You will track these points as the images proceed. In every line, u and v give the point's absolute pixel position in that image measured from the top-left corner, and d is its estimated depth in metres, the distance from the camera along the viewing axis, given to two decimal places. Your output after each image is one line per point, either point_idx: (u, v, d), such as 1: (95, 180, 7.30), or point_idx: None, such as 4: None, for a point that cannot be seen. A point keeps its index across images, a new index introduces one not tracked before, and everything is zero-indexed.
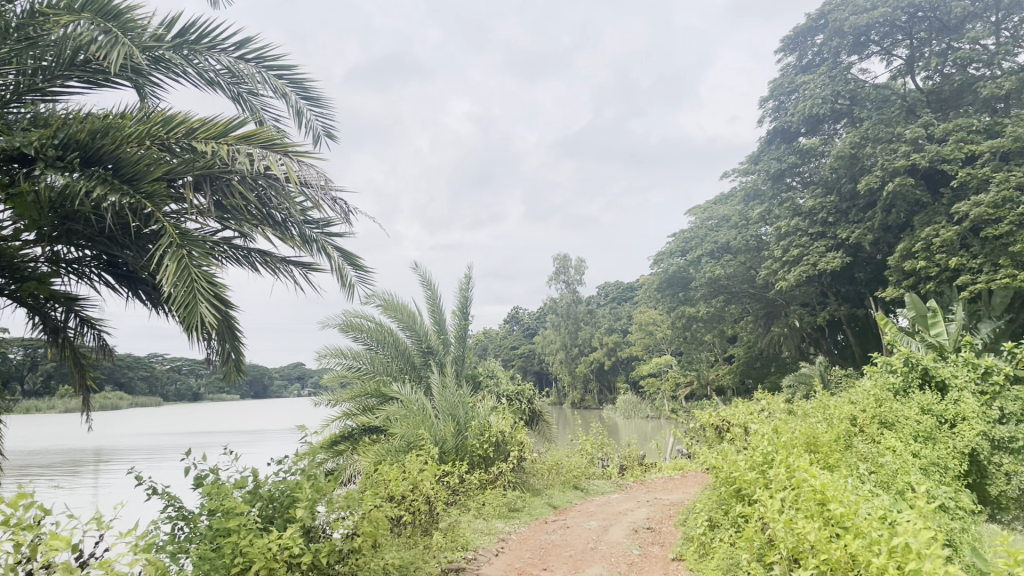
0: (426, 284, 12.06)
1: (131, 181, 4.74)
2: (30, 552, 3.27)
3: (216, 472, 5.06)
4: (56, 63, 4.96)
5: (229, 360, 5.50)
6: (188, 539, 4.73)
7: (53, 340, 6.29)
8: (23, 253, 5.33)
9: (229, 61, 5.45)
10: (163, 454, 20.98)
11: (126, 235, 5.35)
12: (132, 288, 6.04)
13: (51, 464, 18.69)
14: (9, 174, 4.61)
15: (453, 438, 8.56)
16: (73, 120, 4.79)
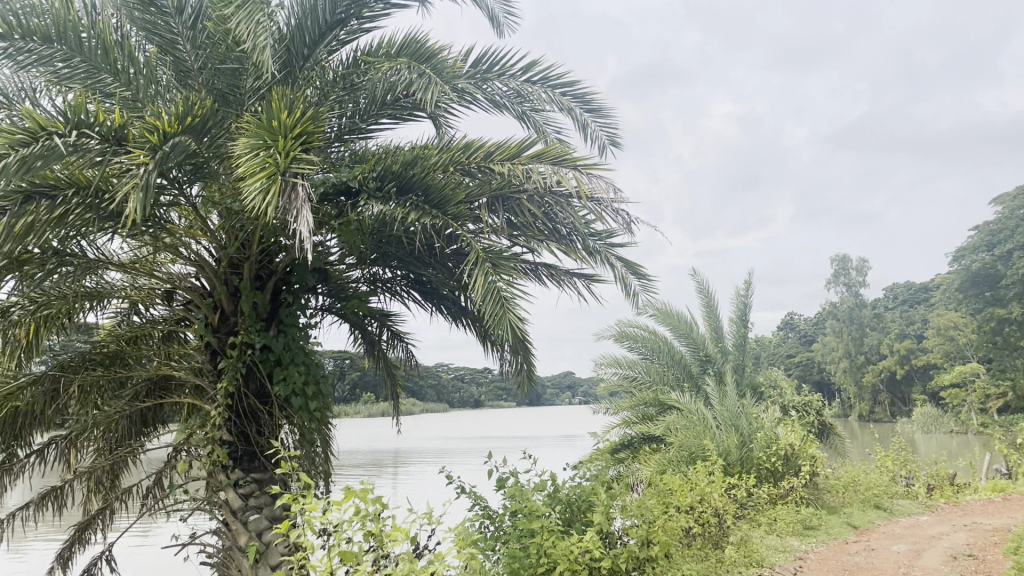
0: (702, 291, 11.88)
1: (438, 205, 5.08)
2: (377, 541, 3.75)
3: (517, 475, 5.34)
4: (371, 104, 5.49)
5: (524, 371, 5.79)
6: (496, 538, 5.05)
7: (371, 352, 7.01)
8: (346, 275, 6.04)
9: (517, 83, 5.74)
10: (450, 460, 22.61)
11: (432, 255, 5.81)
12: (435, 303, 6.53)
13: (359, 466, 20.94)
14: (337, 208, 5.29)
15: (737, 450, 8.41)
16: (388, 155, 5.36)
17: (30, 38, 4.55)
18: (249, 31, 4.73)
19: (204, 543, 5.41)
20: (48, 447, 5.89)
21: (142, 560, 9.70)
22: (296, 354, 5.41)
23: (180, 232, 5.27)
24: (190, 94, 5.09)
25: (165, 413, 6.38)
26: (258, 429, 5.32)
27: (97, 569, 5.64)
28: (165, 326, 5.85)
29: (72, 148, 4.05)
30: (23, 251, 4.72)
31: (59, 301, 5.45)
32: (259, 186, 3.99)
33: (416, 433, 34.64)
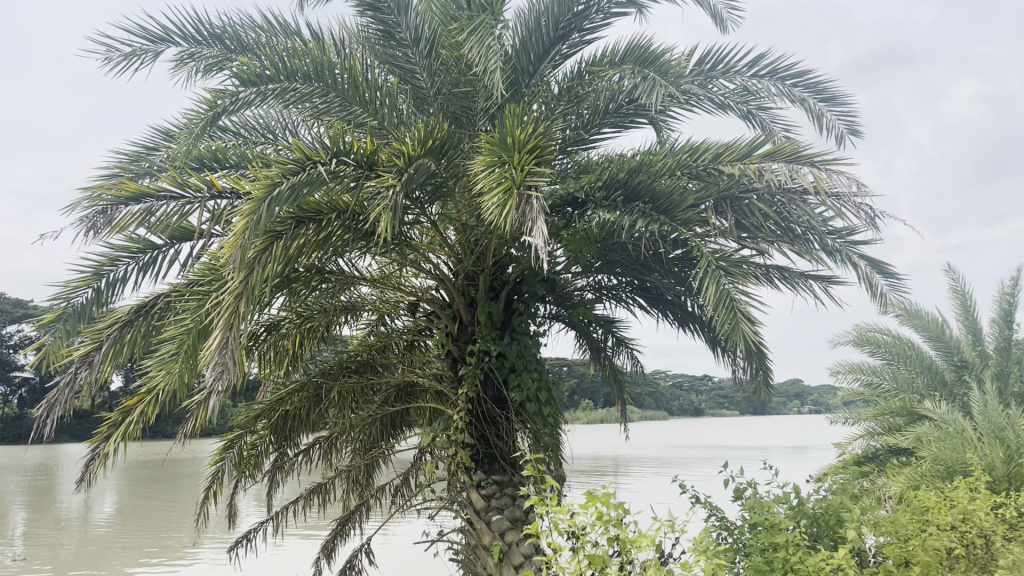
0: (955, 290, 10.83)
1: (666, 211, 4.97)
2: (621, 547, 3.74)
3: (756, 486, 5.12)
4: (594, 113, 5.56)
5: (759, 377, 5.54)
6: (737, 550, 4.87)
7: (598, 359, 7.08)
8: (572, 283, 6.10)
9: (743, 80, 5.58)
10: (673, 471, 22.25)
11: (658, 262, 5.68)
12: (661, 310, 6.41)
13: (582, 474, 21.20)
14: (564, 217, 5.38)
15: (1005, 465, 7.57)
16: (613, 163, 5.38)
17: (295, 78, 5.07)
18: (480, 53, 4.92)
19: (451, 540, 5.74)
20: (313, 446, 6.54)
21: (391, 556, 10.44)
22: (529, 361, 5.59)
23: (421, 247, 5.63)
24: (428, 118, 5.44)
25: (409, 416, 6.85)
26: (497, 433, 5.57)
27: (358, 559, 6.15)
28: (408, 336, 6.43)
29: (333, 174, 4.44)
30: (292, 271, 5.32)
31: (320, 314, 6.06)
32: (497, 202, 4.07)
33: (635, 443, 34.49)
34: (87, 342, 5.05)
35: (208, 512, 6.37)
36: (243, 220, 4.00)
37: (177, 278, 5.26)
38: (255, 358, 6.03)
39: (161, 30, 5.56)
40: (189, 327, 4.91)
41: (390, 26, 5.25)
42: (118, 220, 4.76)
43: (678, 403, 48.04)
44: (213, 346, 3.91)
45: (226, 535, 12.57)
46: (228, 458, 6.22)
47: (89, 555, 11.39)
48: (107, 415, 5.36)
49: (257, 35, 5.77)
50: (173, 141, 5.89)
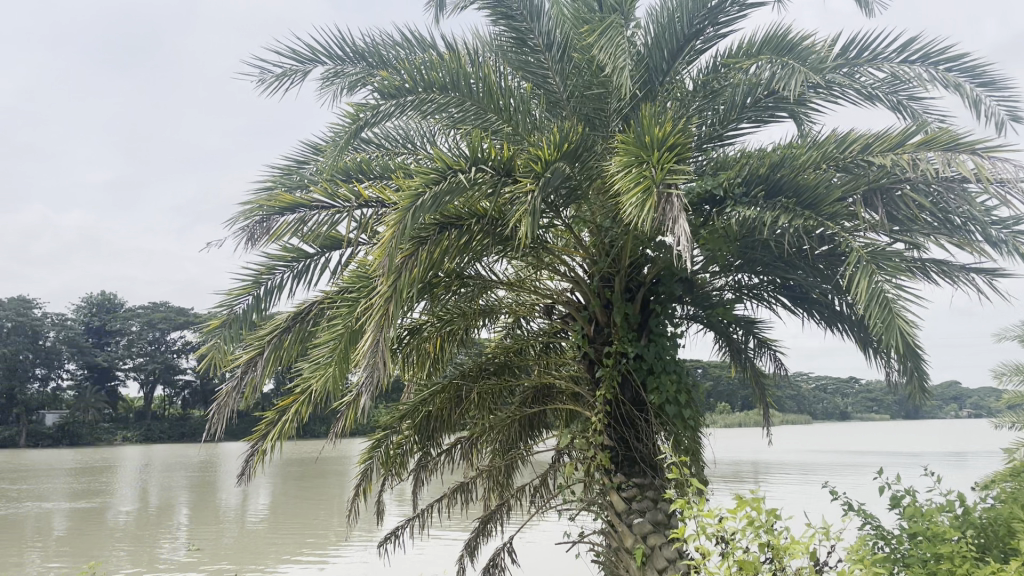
0: None
1: (812, 206, 4.73)
2: (774, 553, 3.60)
3: (915, 494, 4.83)
4: (730, 108, 5.40)
5: (915, 380, 5.24)
6: (896, 561, 4.61)
7: (738, 361, 6.90)
8: (710, 282, 5.95)
9: (891, 66, 5.30)
10: (820, 478, 21.28)
11: (802, 258, 5.47)
12: (807, 309, 6.14)
13: (722, 480, 20.64)
14: (702, 215, 5.28)
15: None
16: (753, 158, 5.20)
17: (432, 90, 5.21)
18: (611, 55, 4.86)
19: (592, 542, 5.75)
20: (455, 446, 6.71)
21: (531, 557, 10.54)
22: (668, 362, 5.49)
23: (556, 250, 5.66)
24: (562, 122, 5.43)
25: (546, 418, 6.92)
26: (636, 435, 5.50)
27: (501, 558, 6.26)
28: (543, 339, 6.48)
29: (472, 182, 4.50)
30: (434, 276, 5.47)
31: (459, 318, 6.23)
32: (637, 201, 3.99)
33: (777, 449, 33.26)
34: (252, 348, 5.49)
35: (358, 508, 6.65)
36: (390, 227, 4.16)
37: (328, 285, 5.56)
38: (399, 361, 6.27)
39: (309, 51, 5.88)
40: (340, 332, 5.17)
41: (523, 34, 5.32)
42: (275, 229, 5.04)
43: (821, 406, 45.96)
44: (364, 350, 4.07)
45: (372, 532, 13.09)
46: (376, 456, 6.50)
47: (250, 547, 12.16)
48: (265, 415, 5.70)
49: (396, 51, 5.97)
50: (321, 154, 6.22)
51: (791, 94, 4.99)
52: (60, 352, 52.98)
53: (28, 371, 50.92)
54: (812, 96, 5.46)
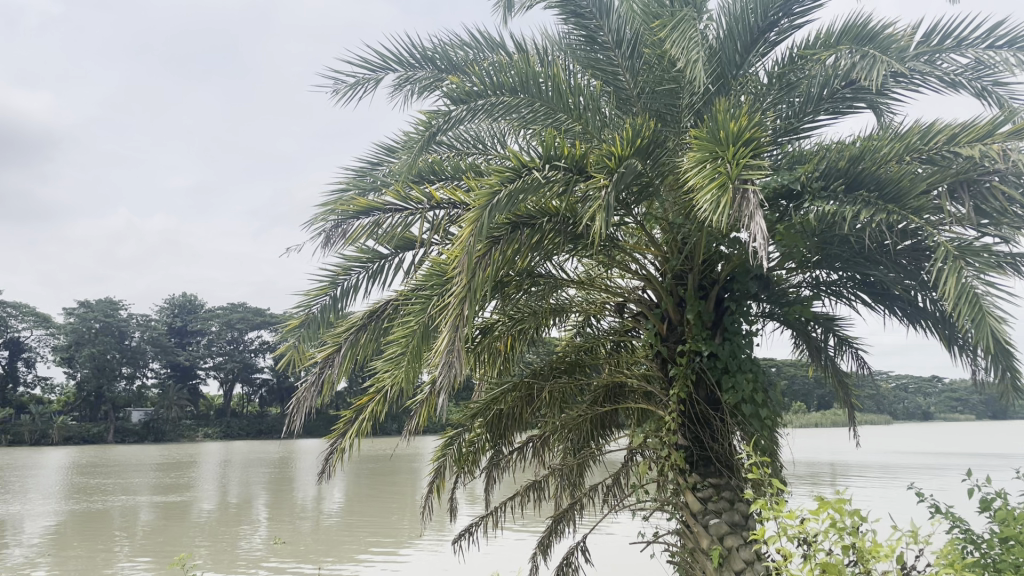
0: None
1: (895, 199, 4.56)
2: (859, 556, 3.49)
3: (1007, 498, 4.61)
4: (806, 101, 5.32)
5: (1005, 379, 5.01)
6: (987, 567, 4.41)
7: (817, 359, 6.73)
8: (787, 280, 5.82)
9: (977, 52, 5.06)
10: (904, 479, 20.58)
11: (883, 253, 5.31)
12: (888, 306, 5.94)
13: (800, 481, 20.17)
14: (779, 211, 5.18)
15: None
16: (832, 152, 5.06)
17: (502, 92, 5.24)
18: (683, 48, 4.78)
19: (667, 542, 5.71)
20: (526, 445, 6.75)
21: (604, 557, 10.48)
22: (743, 361, 5.37)
23: (628, 248, 5.61)
24: (633, 118, 5.36)
25: (618, 417, 6.87)
26: (712, 435, 5.42)
27: (575, 557, 6.25)
28: (614, 338, 6.50)
29: (546, 180, 4.49)
30: (506, 275, 5.48)
31: (530, 317, 6.25)
32: (712, 198, 3.88)
33: (857, 450, 32.32)
34: (330, 346, 5.60)
35: (431, 505, 6.72)
36: (469, 226, 4.25)
37: (402, 284, 5.63)
38: (471, 360, 6.32)
39: (380, 58, 5.97)
40: (414, 331, 5.20)
41: (592, 32, 5.30)
42: (351, 232, 5.15)
43: (902, 405, 44.47)
44: (440, 350, 4.10)
45: (446, 529, 13.24)
46: (448, 454, 6.55)
47: (326, 542, 12.44)
48: (343, 414, 5.77)
49: (464, 52, 6.00)
50: (394, 156, 6.29)
51: (873, 85, 4.84)
52: (144, 351, 55.19)
53: (115, 370, 53.21)
54: (893, 86, 5.28)
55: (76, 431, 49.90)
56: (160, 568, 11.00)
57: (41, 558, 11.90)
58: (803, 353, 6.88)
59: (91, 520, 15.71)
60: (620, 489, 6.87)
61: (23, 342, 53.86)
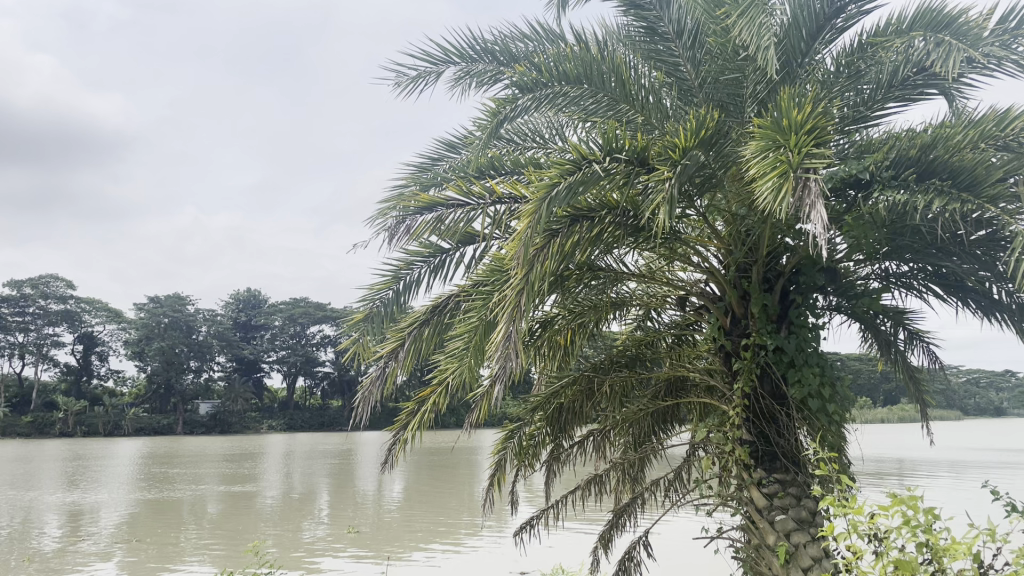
0: None
1: (970, 188, 4.38)
2: (933, 554, 3.39)
3: None
4: (876, 88, 5.19)
5: None
6: None
7: (886, 354, 6.55)
8: (855, 272, 5.69)
9: None
10: (979, 477, 19.97)
11: (958, 244, 5.16)
12: (961, 298, 5.72)
13: (868, 479, 19.73)
14: (846, 201, 5.03)
15: None
16: (903, 140, 4.91)
17: (564, 83, 5.21)
18: (751, 34, 4.68)
19: (731, 538, 5.66)
20: (587, 439, 6.68)
21: (666, 553, 10.41)
22: (810, 355, 5.27)
23: (691, 241, 5.54)
24: (696, 109, 5.27)
25: (679, 412, 6.81)
26: (777, 431, 5.35)
27: (637, 551, 6.22)
28: (676, 332, 6.45)
29: (607, 172, 4.46)
30: (566, 269, 5.49)
31: (591, 310, 6.24)
32: (773, 186, 3.80)
33: (927, 447, 31.46)
34: (392, 340, 5.69)
35: (492, 499, 6.75)
36: (527, 216, 4.22)
37: (463, 279, 5.67)
38: (531, 354, 6.35)
39: (441, 52, 6.01)
40: (476, 325, 5.25)
41: (653, 23, 5.28)
42: (415, 228, 5.23)
43: (973, 401, 43.08)
44: (496, 341, 4.11)
45: (507, 522, 13.32)
46: (509, 447, 6.59)
47: (388, 533, 12.65)
48: (404, 406, 5.85)
49: (523, 45, 6.01)
50: (456, 151, 6.34)
51: (948, 72, 4.70)
52: (210, 345, 56.78)
53: (183, 363, 54.84)
54: (967, 72, 5.12)
55: (146, 422, 51.60)
56: (229, 556, 11.32)
57: (118, 545, 12.37)
58: (871, 346, 6.71)
59: (163, 509, 16.22)
60: (682, 484, 6.83)
61: (96, 336, 55.88)
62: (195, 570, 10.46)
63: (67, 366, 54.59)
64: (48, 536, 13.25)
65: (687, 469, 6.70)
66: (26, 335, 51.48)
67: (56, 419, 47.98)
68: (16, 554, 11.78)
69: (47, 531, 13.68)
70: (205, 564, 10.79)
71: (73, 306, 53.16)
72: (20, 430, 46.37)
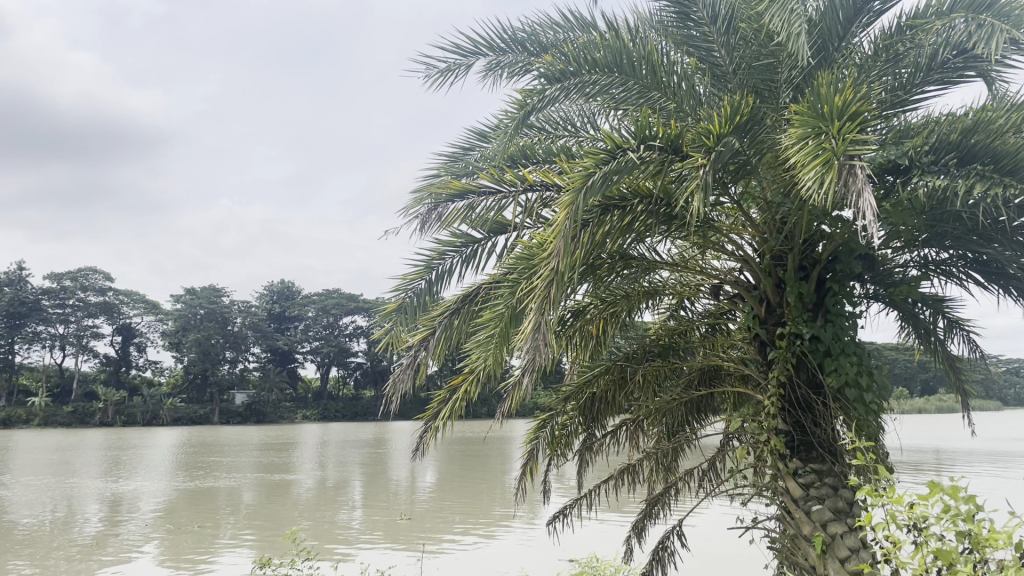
0: None
1: (1014, 173, 4.21)
2: (973, 543, 3.32)
3: None
4: (915, 72, 5.06)
5: None
6: None
7: (925, 342, 6.42)
8: (893, 259, 5.59)
9: None
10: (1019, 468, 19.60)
11: (1000, 231, 5.01)
12: (1002, 286, 5.57)
13: (907, 469, 19.44)
14: (884, 187, 4.93)
15: None
16: (943, 124, 4.78)
17: (593, 70, 5.18)
18: (784, 20, 4.58)
19: (766, 528, 5.64)
20: (620, 428, 6.59)
21: (698, 543, 10.36)
22: (847, 344, 5.19)
23: (724, 228, 5.47)
24: (729, 95, 5.20)
25: (713, 401, 6.80)
26: (813, 420, 5.30)
27: (670, 541, 6.19)
28: (709, 321, 6.43)
29: (640, 160, 4.41)
30: (597, 258, 5.47)
31: (623, 300, 6.22)
32: (816, 175, 3.70)
33: (969, 438, 30.85)
34: (423, 329, 5.71)
35: (524, 488, 6.76)
36: (563, 208, 4.21)
37: (495, 268, 5.67)
38: (563, 343, 6.33)
39: (470, 44, 5.99)
40: (508, 314, 5.24)
41: (686, 7, 5.20)
42: (447, 215, 5.26)
43: (1014, 391, 42.21)
44: (523, 328, 4.08)
45: (539, 511, 13.37)
46: (541, 437, 6.58)
47: (420, 522, 12.70)
48: (437, 394, 5.91)
49: (554, 33, 5.98)
50: (487, 141, 6.33)
51: (989, 54, 4.57)
52: (245, 336, 57.57)
53: (218, 354, 55.68)
54: (1009, 54, 4.99)
55: (183, 412, 52.45)
56: (266, 544, 11.51)
57: (158, 532, 12.65)
58: (909, 335, 6.60)
59: (199, 497, 16.50)
60: (716, 473, 6.79)
61: (133, 328, 56.89)
62: (234, 557, 10.65)
63: (106, 357, 55.71)
64: (89, 523, 13.57)
65: (721, 458, 6.66)
66: (66, 327, 52.58)
67: (96, 409, 49.02)
68: (60, 540, 12.10)
69: (89, 518, 14.03)
70: (243, 551, 11.00)
71: (111, 299, 54.20)
72: (61, 419, 47.45)
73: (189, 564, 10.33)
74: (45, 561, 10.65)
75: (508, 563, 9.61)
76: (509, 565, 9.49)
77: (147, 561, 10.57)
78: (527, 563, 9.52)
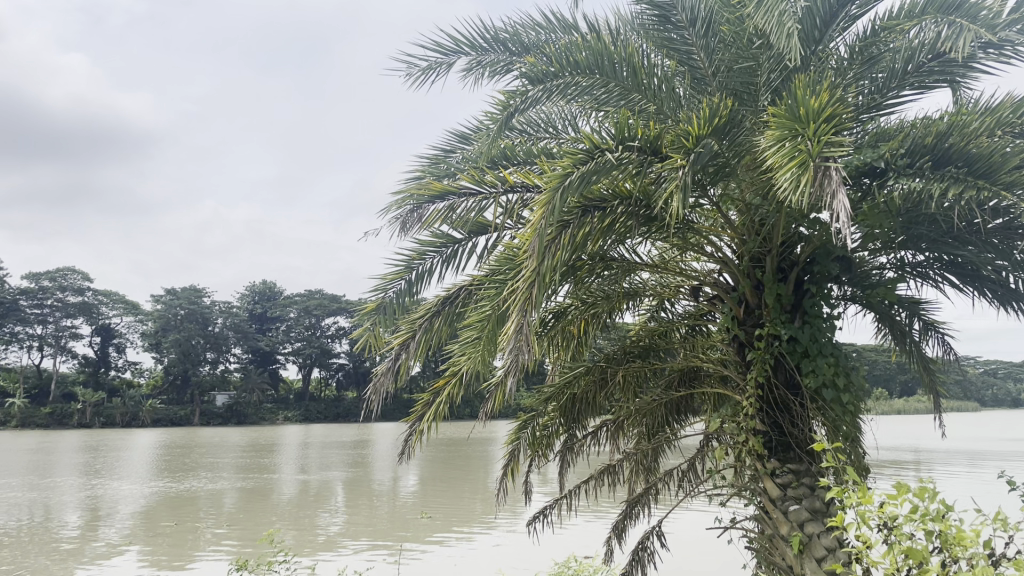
0: None
1: (986, 175, 4.25)
2: (944, 543, 3.34)
3: None
4: (890, 75, 5.14)
5: None
6: None
7: (902, 344, 6.49)
8: (870, 261, 5.63)
9: None
10: (995, 466, 19.95)
11: (974, 233, 5.07)
12: (977, 288, 5.64)
13: (888, 470, 19.62)
14: (861, 189, 4.97)
15: None
16: (918, 128, 4.82)
17: (575, 72, 5.19)
18: (771, 23, 4.52)
19: (744, 528, 5.67)
20: (600, 428, 6.70)
21: (677, 543, 10.40)
22: (824, 345, 5.22)
23: (703, 230, 5.49)
24: (709, 98, 5.23)
25: (693, 403, 6.82)
26: (791, 420, 5.33)
27: (650, 541, 6.19)
28: (689, 322, 6.47)
29: (620, 161, 4.41)
30: (576, 259, 5.47)
31: (603, 301, 6.24)
32: (792, 176, 3.75)
33: (949, 439, 31.12)
34: (404, 331, 5.68)
35: (505, 489, 6.74)
36: (541, 208, 4.20)
37: (476, 269, 5.66)
38: (545, 343, 6.33)
39: (452, 42, 5.98)
40: (487, 315, 5.23)
41: (666, 10, 5.17)
42: (426, 216, 5.27)
43: (990, 392, 42.71)
44: (504, 328, 4.08)
45: (520, 511, 13.37)
46: (522, 437, 6.68)
47: (399, 525, 12.64)
48: (420, 397, 5.88)
49: (536, 34, 5.98)
50: (469, 141, 6.35)
51: (960, 55, 4.61)
52: (227, 337, 57.24)
53: (200, 355, 55.28)
54: (980, 57, 5.06)
55: (163, 414, 52.02)
56: (246, 546, 11.48)
57: (136, 535, 12.59)
58: (885, 337, 6.66)
59: (179, 499, 16.37)
60: (696, 474, 6.80)
61: (113, 328, 56.39)
62: (211, 560, 10.56)
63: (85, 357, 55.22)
64: (65, 526, 13.44)
65: (701, 459, 6.69)
66: (44, 328, 52.05)
67: (74, 411, 48.63)
68: (34, 543, 11.99)
69: (65, 521, 13.91)
70: (222, 553, 10.95)
71: (89, 299, 53.70)
72: (38, 421, 47.02)
73: (168, 567, 10.27)
74: (22, 564, 10.57)
75: (486, 564, 9.62)
76: (491, 566, 9.48)
77: (125, 563, 10.50)
78: (509, 564, 9.52)
